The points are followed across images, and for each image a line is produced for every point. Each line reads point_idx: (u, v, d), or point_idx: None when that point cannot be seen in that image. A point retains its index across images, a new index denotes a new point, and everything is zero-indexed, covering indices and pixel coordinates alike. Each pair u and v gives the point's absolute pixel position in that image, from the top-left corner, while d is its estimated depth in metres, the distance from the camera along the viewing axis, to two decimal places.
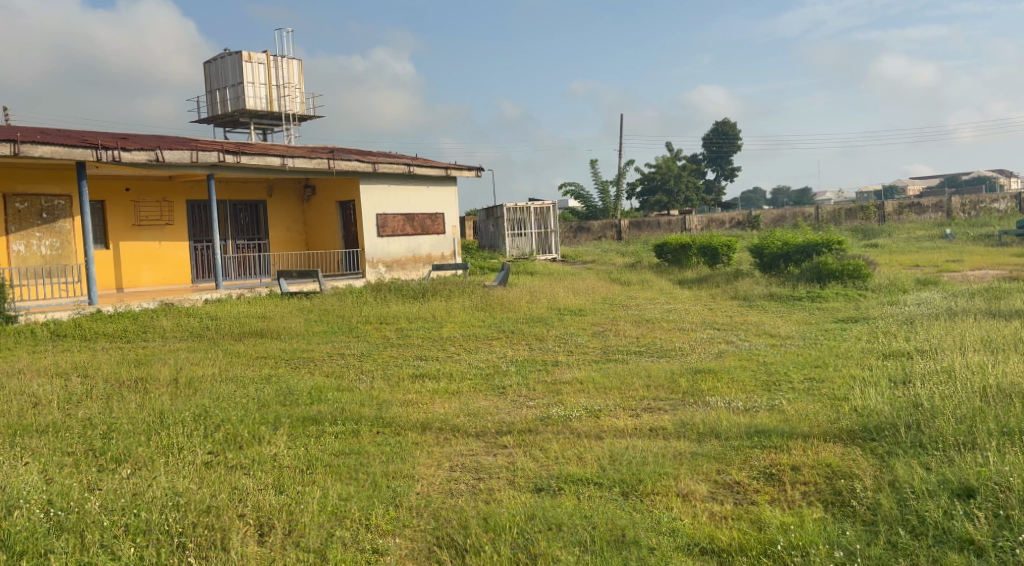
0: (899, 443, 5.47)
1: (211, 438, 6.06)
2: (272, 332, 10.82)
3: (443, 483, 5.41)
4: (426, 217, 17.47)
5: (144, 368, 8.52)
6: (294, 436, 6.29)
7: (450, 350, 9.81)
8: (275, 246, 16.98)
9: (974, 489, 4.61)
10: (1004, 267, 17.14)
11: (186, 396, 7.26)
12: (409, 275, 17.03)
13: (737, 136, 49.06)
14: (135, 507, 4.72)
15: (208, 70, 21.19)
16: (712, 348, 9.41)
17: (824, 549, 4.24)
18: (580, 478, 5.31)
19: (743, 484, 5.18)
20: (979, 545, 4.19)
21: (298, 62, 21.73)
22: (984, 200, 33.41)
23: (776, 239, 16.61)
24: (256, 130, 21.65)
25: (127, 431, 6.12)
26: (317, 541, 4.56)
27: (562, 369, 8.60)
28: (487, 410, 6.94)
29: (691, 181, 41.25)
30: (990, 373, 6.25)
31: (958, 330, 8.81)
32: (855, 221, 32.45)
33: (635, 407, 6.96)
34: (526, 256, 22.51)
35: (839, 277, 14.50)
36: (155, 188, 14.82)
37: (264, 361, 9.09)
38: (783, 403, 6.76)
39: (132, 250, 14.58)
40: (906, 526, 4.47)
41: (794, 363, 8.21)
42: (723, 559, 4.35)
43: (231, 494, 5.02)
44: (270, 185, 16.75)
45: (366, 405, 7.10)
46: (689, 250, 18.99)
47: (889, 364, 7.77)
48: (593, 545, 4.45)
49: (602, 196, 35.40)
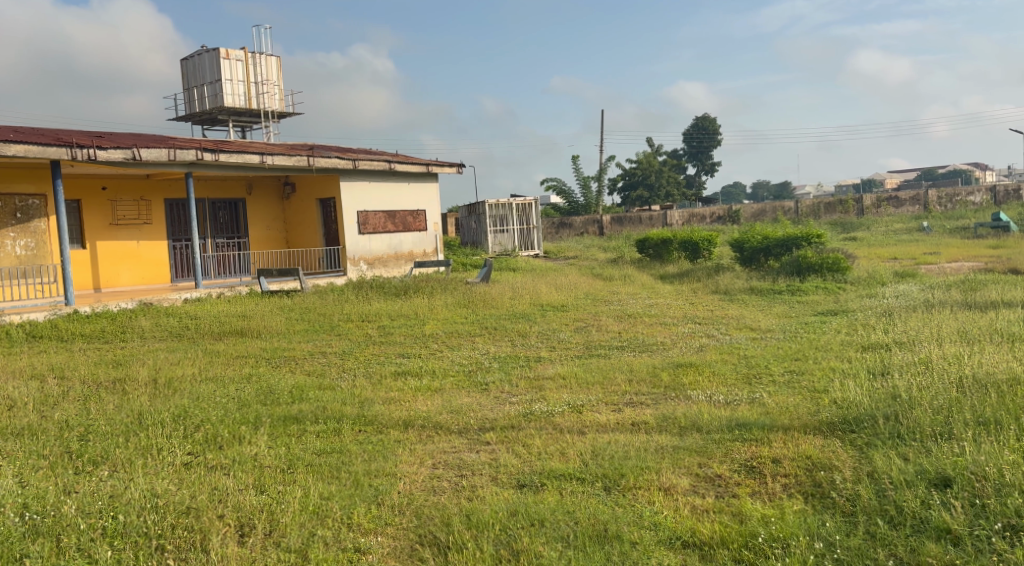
0: (878, 434, 5.52)
1: (191, 439, 6.03)
2: (252, 331, 10.75)
3: (426, 481, 5.39)
4: (407, 214, 17.42)
5: (122, 369, 8.45)
6: (274, 435, 6.24)
7: (433, 347, 9.79)
8: (255, 244, 16.87)
9: (951, 479, 4.66)
10: (979, 258, 17.33)
11: (165, 396, 7.21)
12: (390, 272, 16.99)
13: (718, 131, 49.30)
14: (112, 510, 4.66)
15: (186, 67, 21.04)
16: (693, 342, 9.46)
17: (804, 541, 4.28)
18: (562, 474, 5.32)
19: (724, 477, 5.20)
20: (956, 533, 4.23)
21: (276, 58, 21.59)
22: (959, 193, 33.75)
23: (756, 234, 16.71)
24: (235, 128, 21.50)
25: (104, 433, 6.06)
26: (298, 541, 4.53)
27: (544, 365, 8.61)
28: (470, 407, 6.94)
29: (671, 175, 41.37)
30: (966, 364, 6.29)
31: (935, 322, 8.90)
32: (834, 214, 32.68)
33: (617, 402, 6.98)
34: (508, 252, 22.51)
35: (818, 271, 14.62)
36: (133, 187, 14.67)
37: (244, 361, 9.02)
38: (764, 396, 6.80)
39: (110, 250, 14.43)
40: (884, 516, 4.51)
41: (774, 356, 8.26)
42: (704, 553, 4.37)
43: (211, 494, 4.97)
44: (249, 183, 16.61)
45: (347, 404, 7.05)
46: (670, 245, 19.05)
47: (867, 356, 7.85)
48: (575, 540, 4.45)
49: (583, 192, 35.53)
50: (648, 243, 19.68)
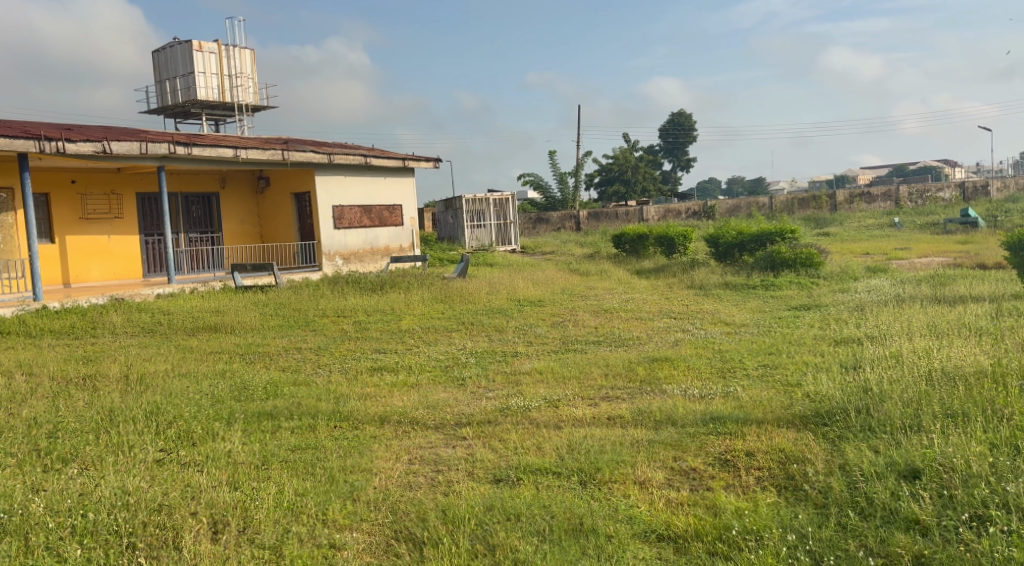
0: (849, 427, 5.60)
1: (164, 436, 5.97)
2: (226, 327, 10.66)
3: (401, 476, 5.38)
4: (383, 209, 17.36)
5: (93, 366, 8.32)
6: (249, 432, 6.18)
7: (409, 343, 9.74)
8: (229, 238, 16.70)
9: (920, 471, 4.73)
10: (949, 253, 17.62)
11: (137, 393, 7.12)
12: (367, 267, 16.88)
13: (693, 127, 49.67)
14: (82, 508, 4.60)
15: (157, 59, 20.75)
16: (668, 337, 9.53)
17: (778, 533, 4.32)
18: (538, 468, 5.33)
19: (699, 471, 5.24)
20: (925, 524, 4.30)
21: (249, 51, 21.41)
22: (929, 190, 34.29)
23: (731, 229, 16.79)
24: (208, 121, 21.25)
25: (73, 431, 5.97)
26: (272, 538, 4.51)
27: (521, 360, 8.60)
28: (446, 402, 6.94)
29: (647, 171, 41.57)
30: (935, 357, 6.34)
31: (906, 316, 9.01)
32: (807, 210, 32.86)
33: (594, 397, 7.00)
34: (485, 248, 22.49)
35: (792, 265, 14.76)
36: (103, 180, 14.48)
37: (218, 357, 8.94)
38: (738, 389, 6.86)
39: (79, 244, 14.23)
40: (854, 508, 4.57)
41: (748, 351, 8.33)
42: (678, 545, 4.40)
43: (184, 492, 4.91)
44: (222, 176, 16.44)
45: (322, 400, 7.01)
46: (646, 240, 19.12)
47: (839, 350, 7.95)
48: (551, 535, 4.46)
49: (560, 188, 35.64)
50: (625, 238, 19.76)
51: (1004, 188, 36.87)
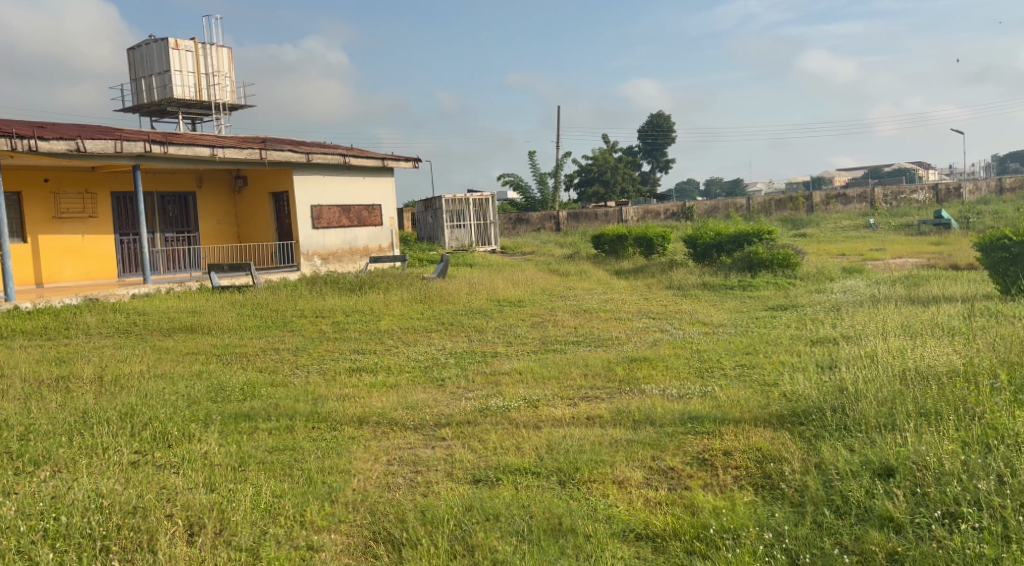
0: (825, 426, 5.66)
1: (138, 437, 5.91)
2: (203, 327, 10.59)
3: (380, 477, 5.36)
4: (362, 209, 17.30)
5: (66, 367, 8.21)
6: (225, 433, 6.14)
7: (388, 343, 9.73)
8: (206, 238, 16.57)
9: (894, 469, 4.78)
10: (923, 255, 17.87)
11: (112, 394, 7.05)
12: (345, 267, 16.79)
13: (671, 129, 49.93)
14: (54, 511, 4.54)
15: (133, 56, 20.53)
16: (647, 337, 9.57)
17: (754, 531, 4.35)
18: (518, 468, 5.34)
19: (677, 470, 5.27)
20: (898, 522, 4.34)
21: (227, 49, 21.25)
22: (903, 192, 34.74)
23: (709, 230, 16.88)
24: (185, 120, 21.06)
25: (45, 432, 5.90)
26: (249, 540, 4.48)
27: (500, 360, 8.61)
28: (426, 403, 6.93)
29: (627, 172, 41.73)
30: (909, 356, 6.40)
31: (881, 316, 9.10)
32: (784, 211, 33.13)
33: (573, 396, 7.02)
34: (464, 248, 22.47)
35: (769, 266, 14.89)
36: (77, 179, 14.31)
37: (194, 358, 8.86)
38: (716, 389, 6.89)
39: (52, 244, 14.06)
40: (830, 506, 4.62)
41: (726, 350, 8.39)
42: (657, 544, 4.42)
43: (159, 494, 4.87)
44: (199, 176, 16.30)
45: (300, 401, 6.97)
46: (625, 240, 19.19)
47: (815, 350, 8.02)
48: (530, 534, 4.47)
49: (540, 188, 35.71)
50: (604, 239, 19.81)
51: (976, 190, 37.44)
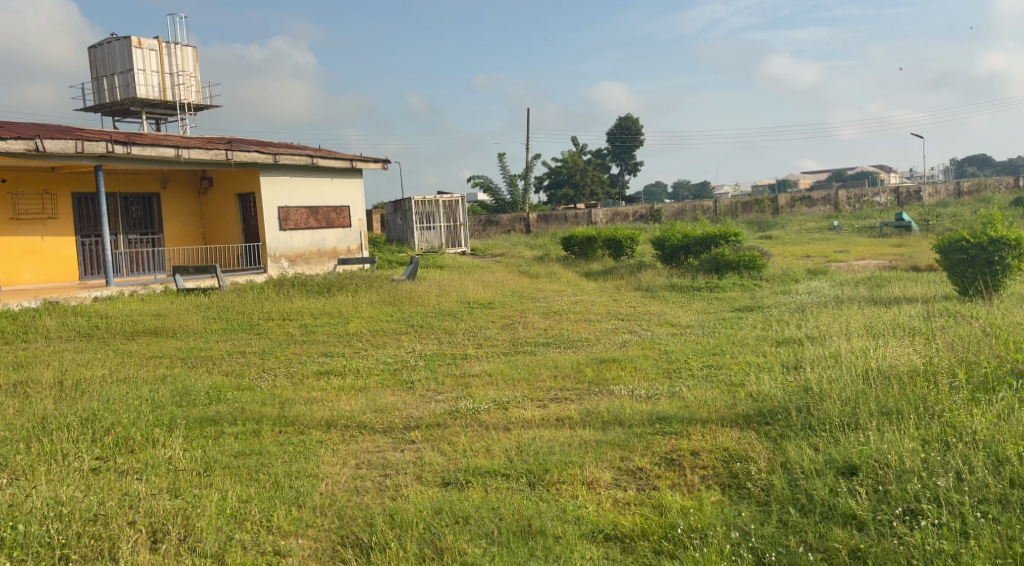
0: (791, 426, 5.72)
1: (99, 443, 5.81)
2: (167, 330, 10.44)
3: (348, 481, 5.31)
4: (331, 210, 17.18)
5: (25, 372, 8.05)
6: (190, 438, 6.06)
7: (356, 346, 9.67)
8: (170, 240, 16.35)
9: (857, 467, 4.85)
10: (886, 256, 18.16)
11: (72, 399, 6.91)
12: (313, 270, 16.66)
13: (639, 132, 50.17)
14: (12, 520, 4.43)
15: (94, 55, 20.19)
16: (616, 338, 9.61)
17: (721, 531, 4.39)
18: (487, 470, 5.34)
19: (645, 470, 5.29)
20: (861, 519, 4.40)
21: (191, 49, 20.99)
22: (866, 194, 35.35)
23: (676, 232, 17.00)
24: (148, 120, 20.75)
25: (2, 439, 5.78)
26: (214, 546, 4.42)
27: (470, 363, 8.59)
28: (395, 406, 6.89)
29: (596, 174, 41.92)
30: (872, 356, 6.49)
31: (845, 317, 9.24)
32: (751, 213, 33.50)
33: (542, 398, 7.02)
34: (434, 250, 22.40)
35: (735, 268, 15.04)
36: (36, 180, 14.04)
37: (158, 361, 8.73)
38: (683, 389, 6.96)
39: (11, 246, 13.78)
40: (795, 504, 4.67)
41: (694, 351, 8.45)
42: (625, 545, 4.44)
43: (121, 501, 4.79)
44: (163, 177, 16.08)
45: (267, 404, 6.90)
46: (594, 242, 19.27)
47: (781, 350, 8.11)
48: (499, 536, 4.47)
49: (509, 190, 35.71)
50: (573, 240, 19.86)
51: (936, 192, 38.20)
